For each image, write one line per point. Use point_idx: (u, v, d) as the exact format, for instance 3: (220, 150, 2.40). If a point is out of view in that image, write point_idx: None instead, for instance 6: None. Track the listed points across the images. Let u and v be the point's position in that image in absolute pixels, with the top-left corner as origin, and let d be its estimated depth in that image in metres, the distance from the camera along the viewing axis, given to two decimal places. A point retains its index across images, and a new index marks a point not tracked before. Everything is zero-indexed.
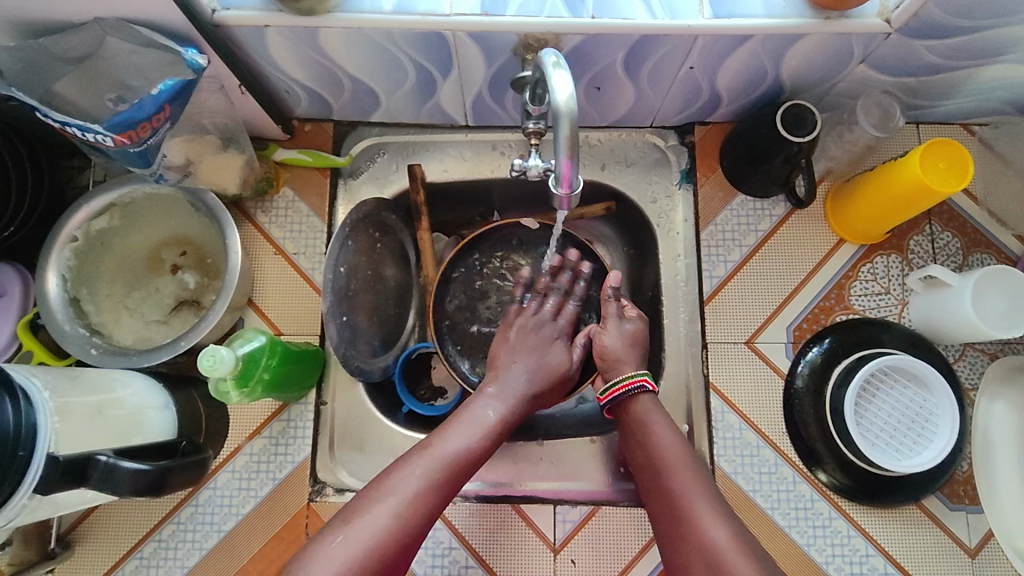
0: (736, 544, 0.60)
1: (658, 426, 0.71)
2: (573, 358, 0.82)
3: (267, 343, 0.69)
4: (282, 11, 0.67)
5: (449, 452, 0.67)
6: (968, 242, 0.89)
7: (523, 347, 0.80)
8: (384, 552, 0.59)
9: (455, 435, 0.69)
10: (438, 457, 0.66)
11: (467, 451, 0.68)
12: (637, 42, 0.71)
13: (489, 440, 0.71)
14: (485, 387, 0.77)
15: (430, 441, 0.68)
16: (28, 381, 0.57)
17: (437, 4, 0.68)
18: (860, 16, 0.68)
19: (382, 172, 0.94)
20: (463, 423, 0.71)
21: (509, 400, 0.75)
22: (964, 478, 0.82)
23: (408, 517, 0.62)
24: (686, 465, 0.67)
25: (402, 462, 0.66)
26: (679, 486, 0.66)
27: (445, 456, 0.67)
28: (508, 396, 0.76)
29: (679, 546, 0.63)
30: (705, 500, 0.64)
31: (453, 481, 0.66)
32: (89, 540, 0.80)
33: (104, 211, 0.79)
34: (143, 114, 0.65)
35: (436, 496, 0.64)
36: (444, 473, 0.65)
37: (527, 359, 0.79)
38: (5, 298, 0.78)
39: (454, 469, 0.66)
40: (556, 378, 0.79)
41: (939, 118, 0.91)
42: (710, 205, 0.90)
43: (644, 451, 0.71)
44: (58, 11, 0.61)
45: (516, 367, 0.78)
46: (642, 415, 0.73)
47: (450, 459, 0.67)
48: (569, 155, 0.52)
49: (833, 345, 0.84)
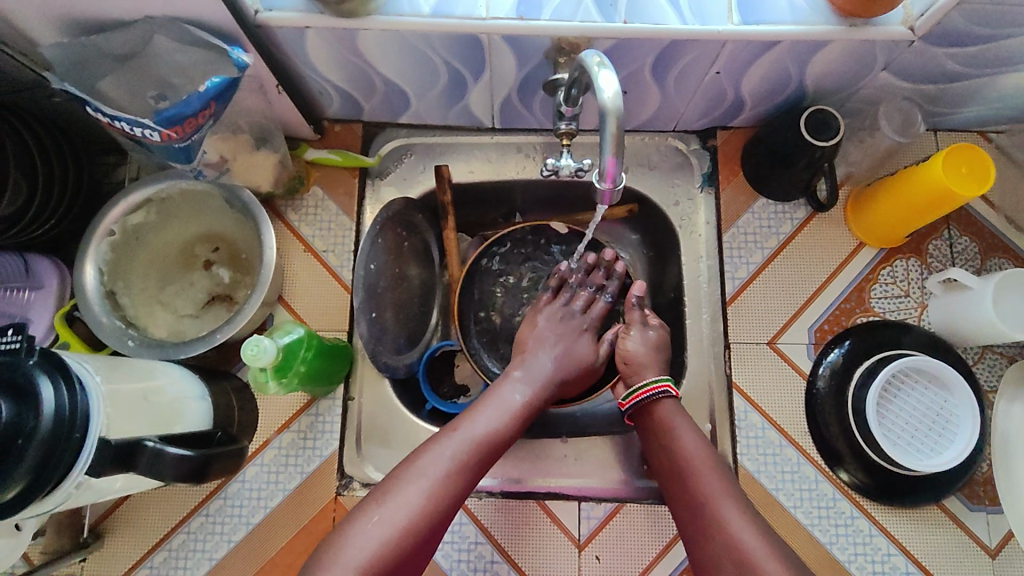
0: (764, 544, 0.60)
1: (681, 428, 0.72)
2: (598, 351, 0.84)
3: (304, 335, 0.72)
4: (322, 13, 0.68)
5: (477, 434, 0.69)
6: (986, 246, 0.90)
7: (550, 337, 0.83)
8: (417, 531, 0.61)
9: (481, 418, 0.71)
10: (467, 438, 0.68)
11: (493, 435, 0.70)
12: (667, 47, 0.73)
13: (515, 423, 0.73)
14: (512, 371, 0.78)
15: (458, 424, 0.70)
16: (79, 367, 0.59)
17: (474, 8, 0.70)
18: (884, 24, 0.70)
19: (409, 172, 0.96)
20: (490, 407, 0.73)
21: (535, 386, 0.77)
22: (983, 479, 0.84)
23: (440, 496, 0.63)
24: (709, 467, 0.68)
25: (430, 444, 0.67)
26: (704, 486, 0.66)
27: (472, 439, 0.68)
28: (534, 379, 0.78)
29: (705, 546, 0.63)
30: (730, 500, 0.64)
31: (481, 461, 0.68)
32: (119, 530, 0.81)
33: (140, 207, 0.80)
34: (191, 110, 0.66)
35: (466, 478, 0.66)
36: (472, 454, 0.67)
37: (554, 348, 0.81)
38: (42, 289, 0.80)
39: (482, 449, 0.68)
40: (580, 367, 0.82)
41: (957, 125, 0.93)
42: (732, 208, 0.92)
43: (667, 452, 0.71)
44: (110, 10, 0.63)
45: (542, 355, 0.80)
46: (665, 419, 0.74)
47: (478, 441, 0.68)
48: (614, 152, 0.54)
49: (853, 346, 0.85)
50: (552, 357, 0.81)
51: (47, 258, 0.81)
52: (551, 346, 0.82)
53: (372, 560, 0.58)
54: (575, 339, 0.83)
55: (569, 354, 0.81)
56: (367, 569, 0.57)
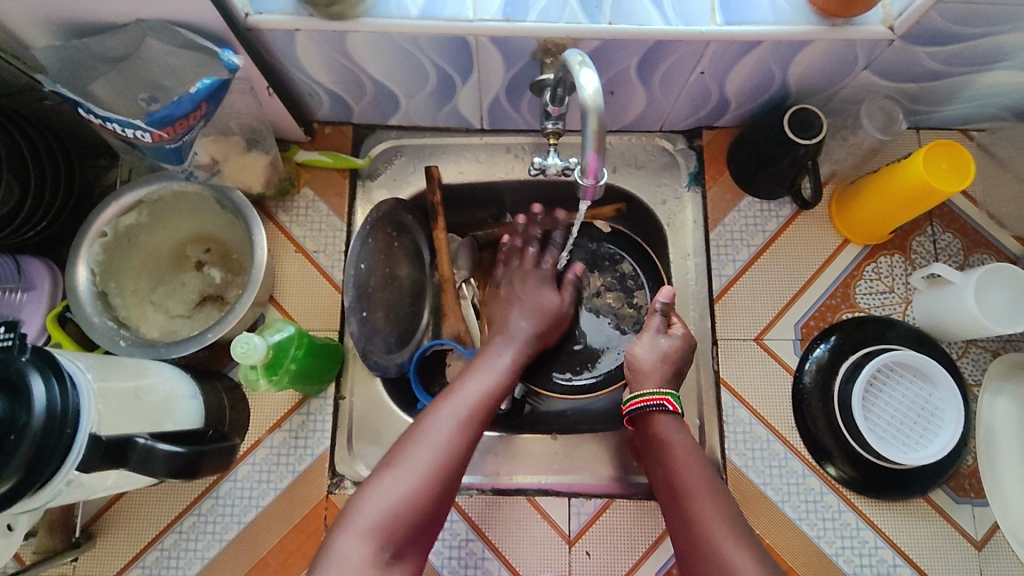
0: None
1: (682, 453, 0.69)
2: (564, 297, 0.90)
3: (294, 334, 0.73)
4: (312, 16, 0.69)
5: (473, 395, 0.70)
6: (969, 242, 0.92)
7: (517, 301, 0.87)
8: (431, 487, 0.61)
9: (477, 377, 0.73)
10: (465, 398, 0.69)
11: (488, 395, 0.71)
12: (652, 47, 0.74)
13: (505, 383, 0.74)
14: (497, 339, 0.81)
15: (454, 386, 0.72)
16: (71, 364, 0.59)
17: (462, 9, 0.71)
18: (864, 23, 0.72)
19: (399, 173, 0.96)
20: (481, 371, 0.74)
21: (515, 346, 0.81)
22: (969, 471, 0.85)
23: (449, 453, 0.64)
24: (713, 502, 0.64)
25: (432, 405, 0.68)
26: (693, 500, 0.65)
27: (472, 394, 0.70)
28: (516, 342, 0.82)
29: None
30: (721, 519, 0.63)
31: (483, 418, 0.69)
32: (110, 531, 0.81)
33: (132, 208, 0.81)
34: (181, 111, 0.67)
35: (470, 436, 0.66)
36: (472, 413, 0.68)
37: (523, 311, 0.86)
38: (34, 291, 0.81)
39: (480, 408, 0.69)
40: (553, 318, 0.88)
41: (938, 123, 0.94)
42: (718, 206, 0.93)
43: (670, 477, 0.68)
44: (101, 13, 0.64)
45: (516, 319, 0.85)
46: (661, 430, 0.72)
47: (474, 401, 0.69)
48: (596, 148, 0.55)
49: (839, 341, 0.87)
50: (528, 322, 0.84)
51: (39, 260, 0.81)
52: (519, 317, 0.85)
53: (393, 513, 0.59)
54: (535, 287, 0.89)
55: (533, 308, 0.86)
56: (387, 525, 0.58)
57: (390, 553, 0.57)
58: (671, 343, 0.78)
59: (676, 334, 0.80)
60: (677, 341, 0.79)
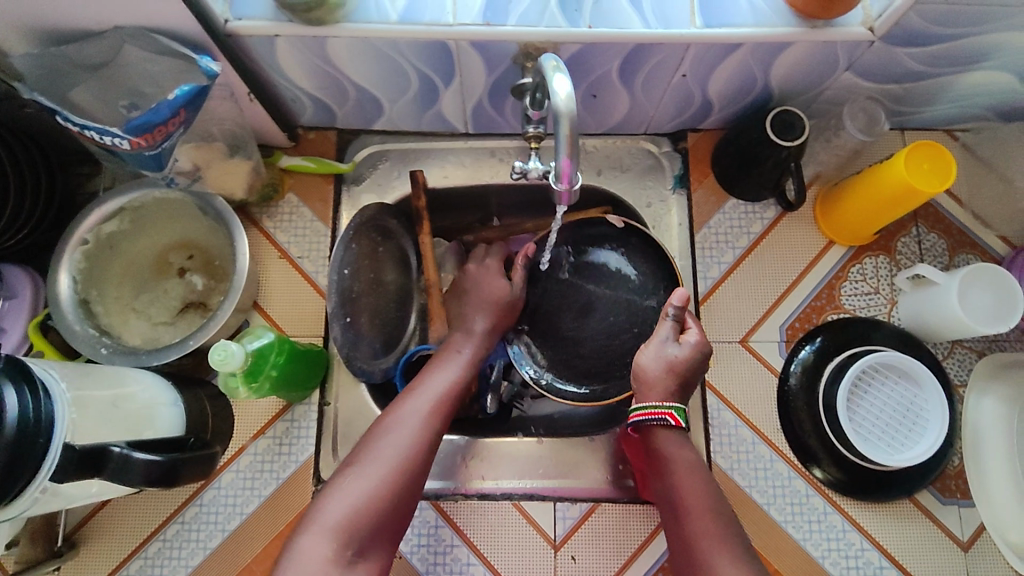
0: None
1: (683, 473, 0.66)
2: (510, 282, 0.84)
3: (275, 340, 0.72)
4: (292, 21, 0.69)
5: (432, 395, 0.70)
6: (954, 242, 0.92)
7: (469, 303, 0.85)
8: (390, 486, 0.61)
9: (437, 377, 0.74)
10: (421, 399, 0.69)
11: (443, 395, 0.71)
12: (633, 51, 0.74)
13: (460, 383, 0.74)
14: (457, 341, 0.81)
15: (414, 386, 0.73)
16: (45, 374, 0.59)
17: (442, 13, 0.71)
18: (844, 25, 0.72)
19: (384, 178, 0.96)
20: (440, 372, 0.75)
21: (474, 343, 0.81)
22: (955, 472, 0.85)
23: (406, 452, 0.64)
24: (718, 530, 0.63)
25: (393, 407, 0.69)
26: (695, 528, 0.63)
27: (432, 394, 0.71)
28: (476, 338, 0.81)
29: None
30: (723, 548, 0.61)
31: (441, 417, 0.69)
32: (93, 540, 0.81)
33: (113, 215, 0.81)
34: (160, 118, 0.67)
35: (428, 435, 0.67)
36: (428, 414, 0.68)
37: (476, 308, 0.84)
38: (16, 299, 0.80)
39: (436, 408, 0.69)
40: (501, 305, 0.83)
41: (923, 124, 0.94)
42: (703, 209, 0.93)
43: (671, 496, 0.66)
44: (79, 20, 0.64)
45: (472, 319, 0.83)
46: (664, 451, 0.68)
47: (429, 403, 0.69)
48: (568, 152, 0.56)
49: (824, 343, 0.87)
50: (482, 321, 0.82)
51: (20, 269, 0.81)
52: (473, 313, 0.83)
53: (356, 510, 0.59)
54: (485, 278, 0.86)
55: (484, 300, 0.84)
56: (350, 523, 0.58)
57: (355, 552, 0.57)
58: (684, 354, 0.71)
59: (691, 343, 0.72)
60: (690, 351, 0.71)
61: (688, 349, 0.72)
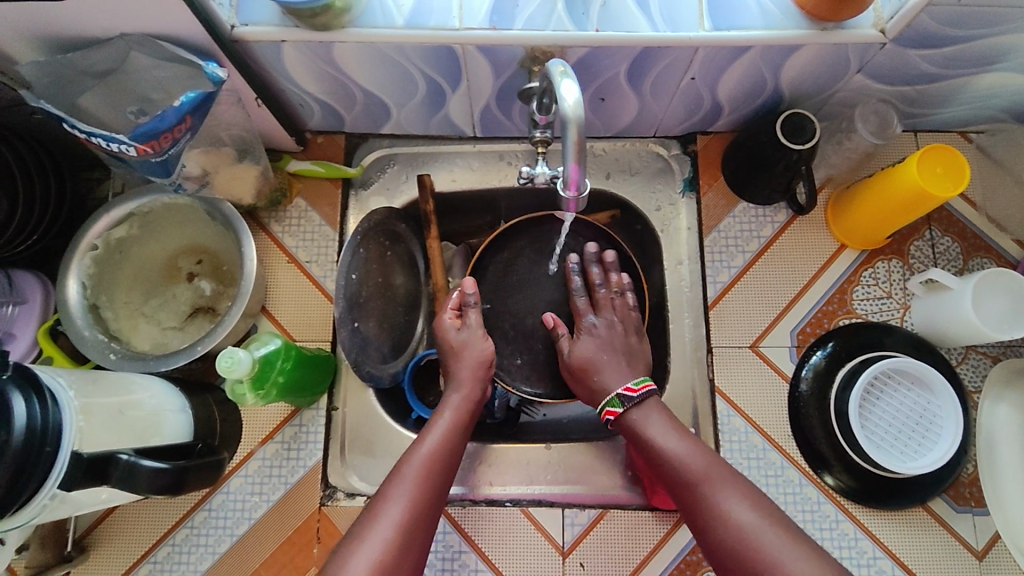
0: (790, 547, 0.56)
1: (669, 442, 0.67)
2: (482, 336, 0.79)
3: (282, 347, 0.72)
4: (298, 27, 0.69)
5: (417, 475, 0.64)
6: (968, 246, 0.90)
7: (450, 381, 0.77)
8: None
9: (423, 449, 0.67)
10: (407, 487, 0.63)
11: (435, 470, 0.66)
12: (641, 53, 0.73)
13: (443, 468, 0.67)
14: (448, 400, 0.74)
15: (401, 463, 0.66)
16: (52, 381, 0.59)
17: (448, 17, 0.70)
18: (855, 27, 0.71)
19: (392, 182, 0.96)
20: (423, 447, 0.67)
21: (457, 413, 0.73)
22: (969, 480, 0.83)
23: (391, 561, 0.57)
24: (724, 477, 0.63)
25: (381, 494, 0.63)
26: (698, 491, 0.63)
27: (417, 475, 0.64)
28: (455, 409, 0.73)
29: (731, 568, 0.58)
30: (724, 484, 0.62)
31: (433, 498, 0.64)
32: (103, 544, 0.81)
33: (122, 221, 0.81)
34: (166, 125, 0.67)
35: (420, 522, 0.61)
36: (420, 499, 0.62)
37: (461, 374, 0.76)
38: (26, 304, 0.81)
39: (428, 491, 0.64)
40: (477, 368, 0.77)
41: (936, 126, 0.93)
42: (713, 212, 0.92)
43: (670, 469, 0.66)
44: (86, 28, 0.64)
45: (450, 396, 0.75)
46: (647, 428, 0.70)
47: (421, 484, 0.64)
48: (576, 159, 0.56)
49: (837, 348, 0.85)
50: (472, 387, 0.76)
51: (32, 275, 0.82)
52: (456, 385, 0.76)
53: None
54: (461, 339, 0.79)
55: (466, 369, 0.76)
56: None
57: None
58: (583, 350, 0.78)
59: (575, 346, 0.79)
60: (581, 350, 0.79)
61: (585, 341, 0.79)
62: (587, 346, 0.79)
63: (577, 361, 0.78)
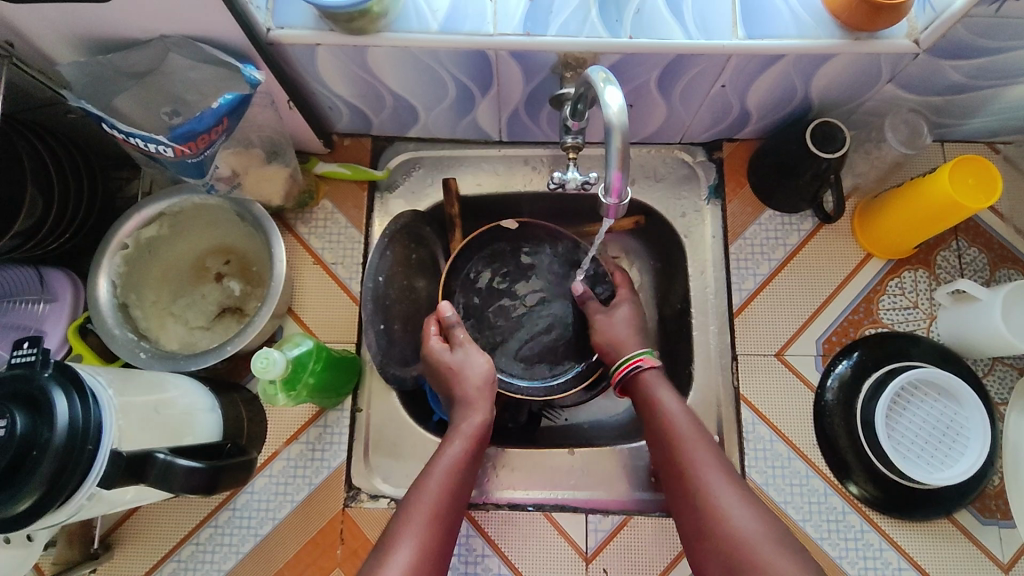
0: (761, 529, 0.61)
1: (668, 410, 0.74)
2: (474, 355, 0.79)
3: (313, 348, 0.73)
4: (333, 30, 0.69)
5: (428, 508, 0.65)
6: (995, 257, 0.90)
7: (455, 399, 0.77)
8: None
9: (432, 481, 0.67)
10: (419, 523, 0.63)
11: (448, 493, 0.67)
12: (673, 61, 0.73)
13: (453, 502, 0.67)
14: (459, 424, 0.74)
15: (410, 496, 0.66)
16: (93, 379, 0.60)
17: (482, 23, 0.71)
18: (889, 37, 0.70)
19: (417, 186, 0.96)
20: (432, 477, 0.67)
21: (468, 441, 0.72)
22: (995, 492, 0.83)
23: None
24: (706, 448, 0.69)
25: (394, 529, 0.63)
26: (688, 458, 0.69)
27: (428, 511, 0.64)
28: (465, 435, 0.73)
29: (702, 542, 0.64)
30: (711, 454, 0.69)
31: (445, 527, 0.65)
32: (129, 542, 0.82)
33: (153, 220, 0.82)
34: (203, 127, 0.68)
35: (434, 550, 0.62)
36: (433, 526, 0.63)
37: (464, 403, 0.76)
38: (57, 302, 0.81)
39: (441, 514, 0.65)
40: (479, 389, 0.77)
41: (964, 136, 0.93)
42: (738, 219, 0.92)
43: (665, 435, 0.72)
44: (128, 30, 0.64)
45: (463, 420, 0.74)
46: (648, 396, 0.77)
47: (433, 510, 0.65)
48: (620, 166, 0.56)
49: (862, 358, 0.85)
50: (482, 409, 0.76)
51: (62, 272, 0.82)
52: (463, 412, 0.75)
53: None
54: (458, 359, 0.79)
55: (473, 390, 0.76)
56: None
57: None
58: (612, 328, 0.84)
59: (607, 326, 0.85)
60: (616, 328, 0.84)
61: (619, 321, 0.85)
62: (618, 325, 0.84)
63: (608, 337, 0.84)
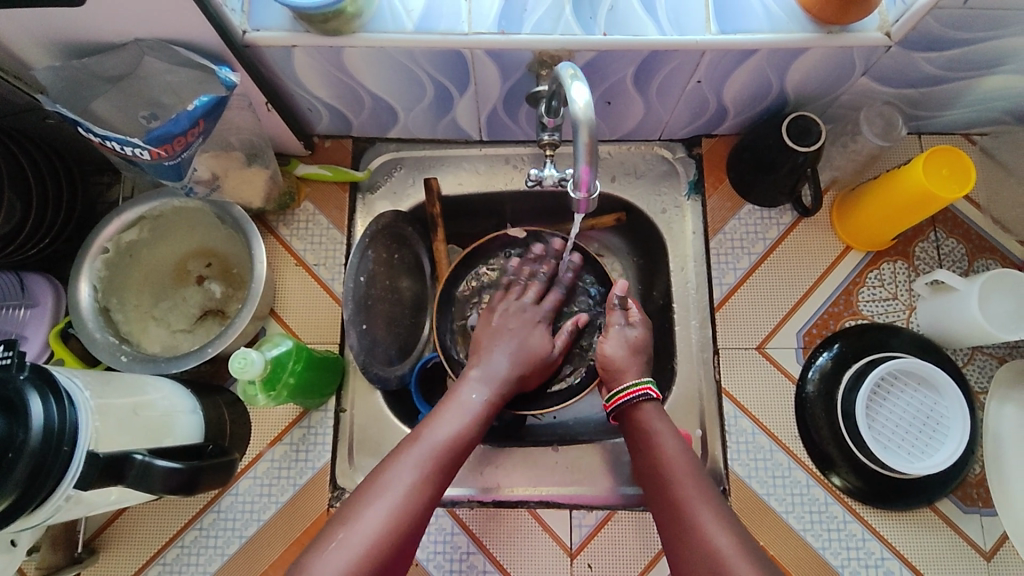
0: (739, 550, 0.61)
1: (657, 430, 0.72)
2: (554, 343, 0.85)
3: (293, 348, 0.73)
4: (308, 32, 0.70)
5: (436, 442, 0.67)
6: (973, 248, 0.91)
7: (505, 331, 0.83)
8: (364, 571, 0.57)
9: (442, 423, 0.70)
10: (418, 455, 0.66)
11: (459, 430, 0.70)
12: (647, 58, 0.74)
13: (462, 445, 0.69)
14: (489, 364, 0.79)
15: (419, 432, 0.69)
16: (69, 381, 0.60)
17: (457, 22, 0.71)
18: (860, 30, 0.71)
19: (398, 186, 0.97)
20: (446, 415, 0.71)
21: (493, 385, 0.76)
22: (976, 480, 0.83)
23: (399, 525, 0.61)
24: (688, 472, 0.68)
25: (392, 456, 0.66)
26: (676, 480, 0.68)
27: (434, 445, 0.67)
28: (491, 378, 0.77)
29: (681, 550, 0.64)
30: (693, 479, 0.68)
31: (446, 467, 0.67)
32: (114, 545, 0.82)
33: (134, 224, 0.82)
34: (179, 128, 0.69)
35: (431, 486, 0.65)
36: (435, 461, 0.66)
37: (509, 345, 0.81)
38: (38, 307, 0.82)
39: (447, 447, 0.68)
40: (539, 362, 0.82)
41: (940, 128, 0.94)
42: (718, 214, 0.93)
43: (653, 455, 0.71)
44: (102, 34, 0.64)
45: (498, 352, 0.80)
46: (643, 420, 0.74)
47: (442, 444, 0.68)
48: (588, 160, 0.56)
49: (842, 349, 0.86)
50: (519, 363, 0.80)
51: (43, 277, 0.82)
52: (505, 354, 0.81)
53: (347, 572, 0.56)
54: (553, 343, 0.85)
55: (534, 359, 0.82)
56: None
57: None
58: (609, 348, 0.81)
59: (601, 345, 0.82)
60: (608, 347, 0.81)
61: (614, 339, 0.82)
62: (616, 346, 0.81)
63: (606, 358, 0.81)
